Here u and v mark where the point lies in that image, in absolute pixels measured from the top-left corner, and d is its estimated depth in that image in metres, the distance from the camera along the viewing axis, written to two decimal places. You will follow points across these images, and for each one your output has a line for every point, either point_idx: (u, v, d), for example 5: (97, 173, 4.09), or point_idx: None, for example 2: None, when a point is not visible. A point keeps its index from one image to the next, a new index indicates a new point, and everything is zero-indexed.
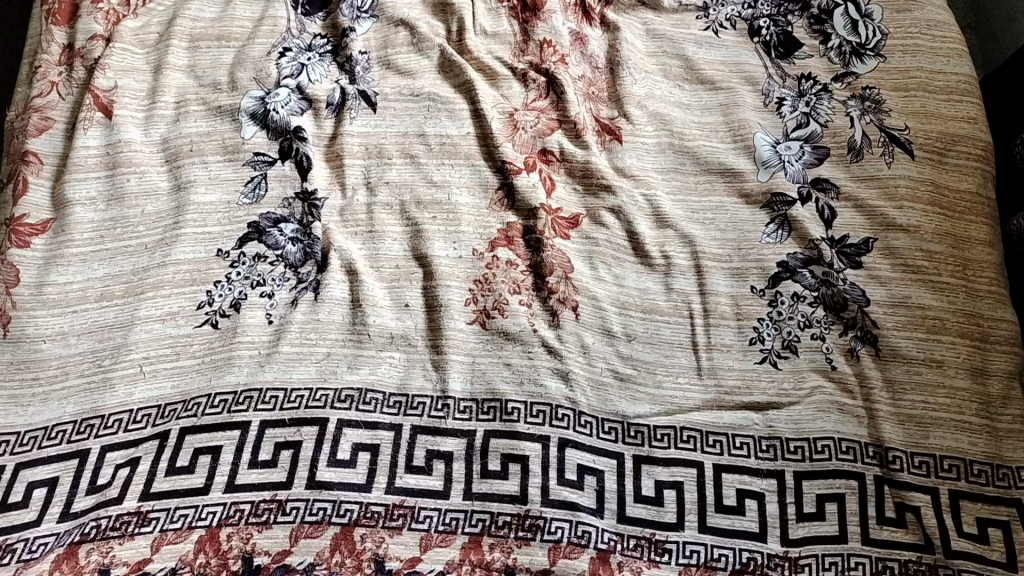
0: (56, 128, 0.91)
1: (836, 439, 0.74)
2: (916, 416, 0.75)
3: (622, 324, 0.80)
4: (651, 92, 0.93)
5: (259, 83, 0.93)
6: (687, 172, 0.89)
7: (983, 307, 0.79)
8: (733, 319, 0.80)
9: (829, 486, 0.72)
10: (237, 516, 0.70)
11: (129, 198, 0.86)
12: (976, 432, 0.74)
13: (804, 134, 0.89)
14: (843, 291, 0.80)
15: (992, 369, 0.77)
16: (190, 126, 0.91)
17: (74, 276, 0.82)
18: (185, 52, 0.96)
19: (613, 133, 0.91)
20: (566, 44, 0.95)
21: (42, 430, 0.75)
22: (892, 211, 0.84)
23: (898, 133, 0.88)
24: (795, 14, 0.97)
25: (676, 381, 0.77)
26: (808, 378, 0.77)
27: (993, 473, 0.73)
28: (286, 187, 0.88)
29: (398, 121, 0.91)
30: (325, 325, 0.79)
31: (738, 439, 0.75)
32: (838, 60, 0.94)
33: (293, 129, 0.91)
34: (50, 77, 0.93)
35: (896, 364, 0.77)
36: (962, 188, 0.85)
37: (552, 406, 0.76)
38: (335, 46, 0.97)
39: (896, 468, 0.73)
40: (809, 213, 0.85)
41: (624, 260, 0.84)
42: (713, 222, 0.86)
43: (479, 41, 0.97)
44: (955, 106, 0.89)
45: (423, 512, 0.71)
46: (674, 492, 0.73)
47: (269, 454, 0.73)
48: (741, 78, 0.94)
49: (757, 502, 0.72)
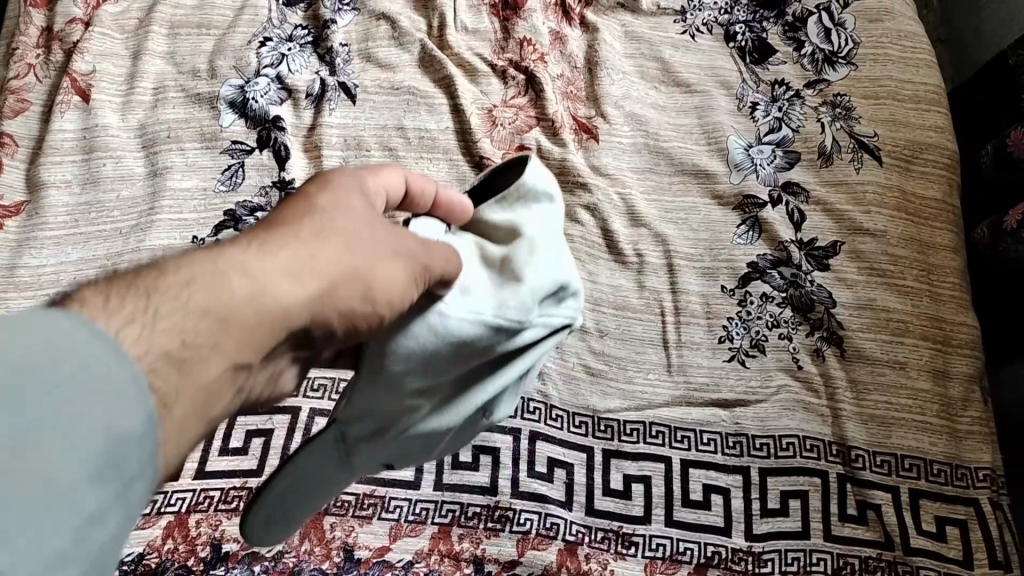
0: (32, 111, 0.90)
1: (801, 437, 0.76)
2: (879, 416, 0.77)
3: (595, 320, 0.81)
4: (628, 93, 0.94)
5: (239, 72, 0.93)
6: (661, 172, 0.90)
7: (946, 311, 0.81)
8: (703, 317, 0.82)
9: (793, 482, 0.74)
10: (206, 503, 0.70)
11: (105, 182, 0.86)
12: (937, 433, 0.76)
13: (776, 139, 0.91)
14: (811, 293, 0.82)
15: (954, 372, 0.79)
16: (168, 113, 0.90)
17: (47, 259, 0.82)
18: (165, 39, 0.96)
19: (590, 132, 0.92)
20: (546, 44, 0.97)
21: None
22: (861, 216, 0.86)
23: (867, 140, 0.90)
24: (770, 21, 0.99)
25: (647, 377, 0.79)
26: (774, 378, 0.78)
27: (952, 472, 0.75)
28: (263, 176, 0.87)
29: (378, 114, 0.92)
30: None
31: (705, 435, 0.76)
32: (811, 67, 0.96)
33: (271, 118, 0.91)
34: (28, 59, 0.93)
35: (861, 365, 0.79)
36: (929, 195, 0.87)
37: (524, 399, 0.77)
38: (316, 37, 0.97)
39: (858, 467, 0.75)
40: (780, 216, 0.86)
41: (598, 257, 0.85)
42: (686, 222, 0.87)
43: (460, 38, 0.97)
44: (924, 116, 0.91)
45: (393, 502, 0.71)
46: (642, 486, 0.74)
47: (240, 442, 0.74)
48: (717, 82, 0.95)
49: (722, 497, 0.74)
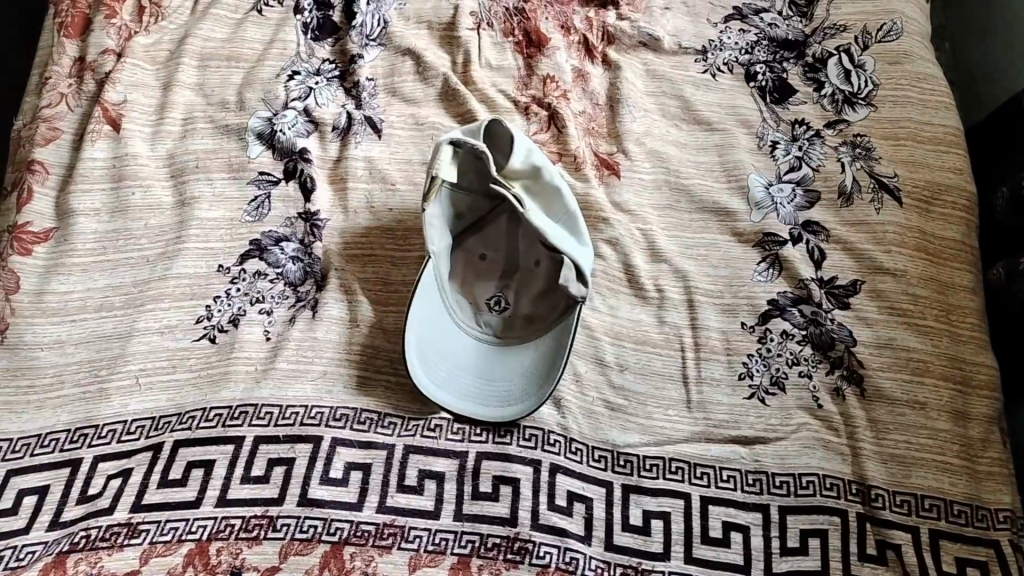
0: (63, 139, 0.92)
1: (821, 475, 0.76)
2: (899, 455, 0.76)
3: (615, 354, 0.82)
4: (649, 130, 0.96)
5: (267, 104, 0.95)
6: (682, 209, 0.91)
7: (965, 351, 0.81)
8: (723, 354, 0.82)
9: (812, 521, 0.74)
10: (227, 531, 0.70)
11: (134, 211, 0.87)
12: (957, 473, 0.76)
13: (797, 177, 0.92)
14: (831, 331, 0.83)
15: (973, 413, 0.79)
16: (196, 143, 0.92)
17: (75, 285, 0.83)
18: (195, 71, 0.97)
19: (611, 168, 0.93)
20: (569, 81, 0.98)
21: (35, 438, 0.75)
22: (880, 255, 0.86)
23: (886, 180, 0.91)
24: (790, 62, 1.00)
25: (666, 413, 0.79)
26: (794, 416, 0.79)
27: (972, 514, 0.74)
28: (289, 208, 0.89)
29: (403, 148, 0.93)
30: (322, 344, 0.80)
31: (725, 472, 0.76)
32: (831, 107, 0.97)
33: (298, 150, 0.92)
34: (60, 88, 0.95)
35: (881, 404, 0.79)
36: (947, 236, 0.87)
37: (544, 431, 0.77)
38: (343, 72, 0.99)
39: (878, 506, 0.74)
40: (800, 253, 0.87)
41: (619, 292, 0.86)
42: (706, 258, 0.88)
43: (484, 74, 0.99)
44: (942, 157, 0.92)
45: (413, 532, 0.71)
46: (661, 522, 0.74)
47: (261, 470, 0.74)
48: (737, 121, 0.96)
49: (742, 535, 0.73)
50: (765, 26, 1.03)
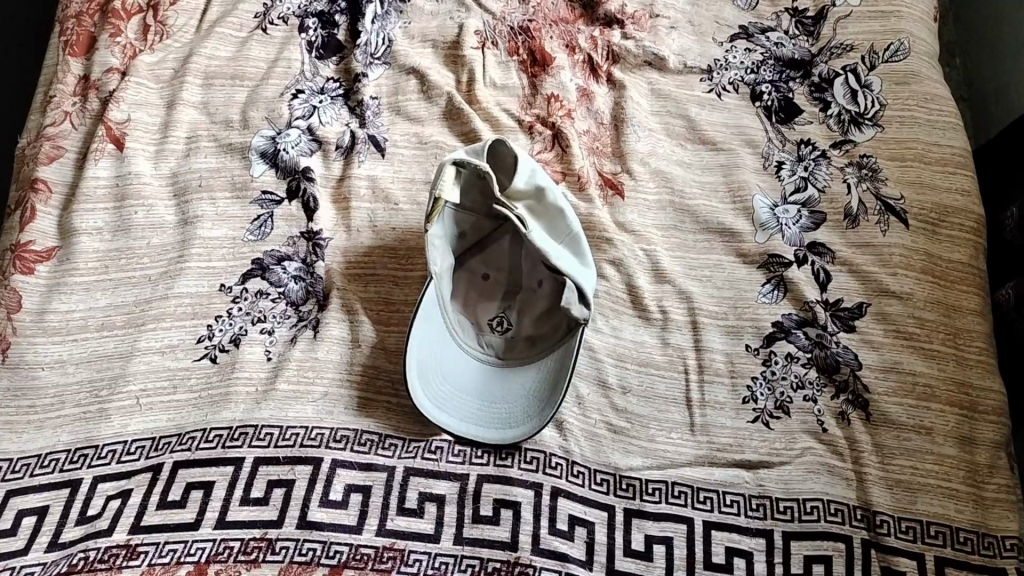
0: (67, 157, 0.92)
1: (826, 500, 0.75)
2: (905, 481, 0.75)
3: (618, 376, 0.82)
4: (654, 150, 0.95)
5: (271, 123, 0.95)
6: (686, 230, 0.90)
7: (972, 375, 0.80)
8: (727, 377, 0.81)
9: (816, 547, 0.73)
10: (225, 553, 0.70)
11: (136, 230, 0.87)
12: (963, 500, 0.74)
13: (802, 198, 0.91)
14: (836, 354, 0.82)
15: (980, 439, 0.78)
16: (200, 162, 0.92)
17: (76, 305, 0.83)
18: (199, 89, 0.97)
19: (615, 188, 0.93)
20: (573, 100, 0.98)
21: (35, 458, 0.75)
22: (887, 278, 0.85)
23: (893, 202, 0.90)
24: (795, 82, 1.00)
25: (669, 436, 0.78)
26: (798, 440, 0.78)
27: (978, 541, 0.73)
28: (292, 227, 0.88)
29: (406, 168, 0.93)
30: (323, 364, 0.80)
31: (728, 496, 0.75)
32: (837, 127, 0.96)
33: (301, 169, 0.92)
34: (64, 107, 0.95)
35: (886, 429, 0.78)
36: (955, 258, 0.86)
37: (546, 453, 0.77)
38: (347, 90, 0.99)
39: (884, 532, 0.73)
40: (805, 275, 0.86)
41: (622, 313, 0.85)
42: (710, 279, 0.87)
43: (488, 92, 0.99)
44: (949, 179, 0.91)
45: (413, 555, 0.71)
46: (664, 547, 0.73)
47: (261, 492, 0.73)
48: (742, 141, 0.96)
49: (745, 561, 0.72)
50: (771, 46, 1.02)
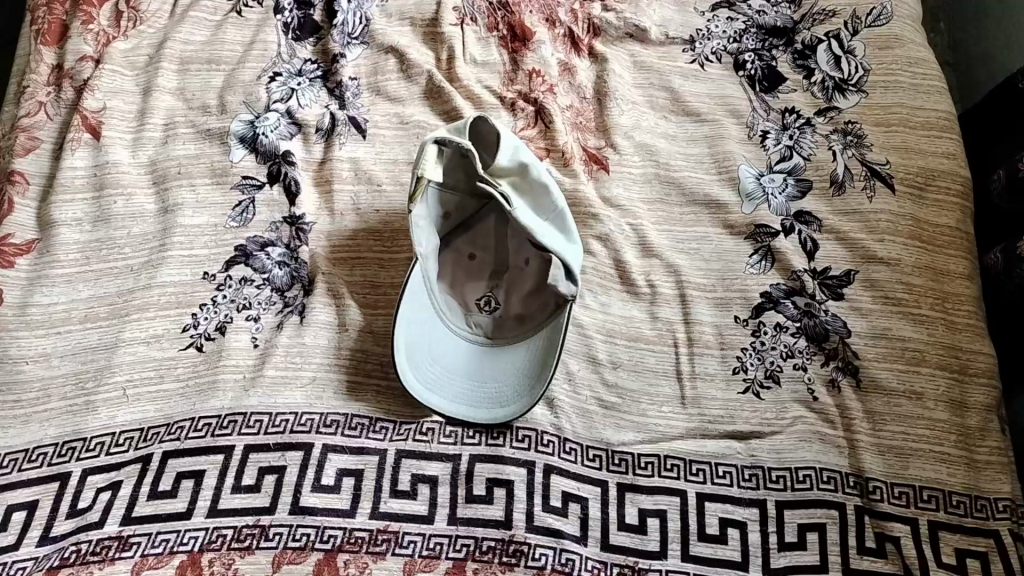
0: (43, 148, 0.91)
1: (818, 468, 0.75)
2: (896, 446, 0.75)
3: (608, 352, 0.81)
4: (638, 122, 0.94)
5: (249, 107, 0.94)
6: (672, 203, 0.90)
7: (961, 339, 0.80)
8: (717, 348, 0.81)
9: (809, 515, 0.73)
10: (219, 541, 0.70)
11: (116, 220, 0.86)
12: (955, 464, 0.75)
13: (787, 167, 0.91)
14: (826, 323, 0.81)
15: (971, 402, 0.78)
16: (178, 149, 0.91)
17: (59, 297, 0.82)
18: (175, 75, 0.96)
19: (600, 162, 0.92)
20: (555, 75, 0.97)
21: (22, 453, 0.74)
22: (874, 244, 0.85)
23: (879, 168, 0.89)
24: (779, 49, 0.99)
25: (661, 410, 0.78)
26: (790, 409, 0.78)
27: (971, 504, 0.73)
28: (274, 212, 0.88)
29: (388, 149, 0.92)
30: (311, 349, 0.79)
31: (721, 468, 0.75)
32: (822, 94, 0.96)
33: (281, 153, 0.91)
34: (38, 97, 0.93)
35: (877, 395, 0.78)
36: (942, 223, 0.86)
37: (537, 431, 0.76)
38: (325, 71, 0.97)
39: (876, 498, 0.73)
40: (793, 244, 0.86)
41: (610, 288, 0.85)
42: (698, 252, 0.87)
43: (469, 70, 0.98)
44: (935, 143, 0.91)
45: (407, 537, 0.71)
46: (658, 520, 0.73)
47: (252, 479, 0.73)
48: (726, 111, 0.95)
49: (739, 531, 0.72)
50: (753, 14, 1.01)
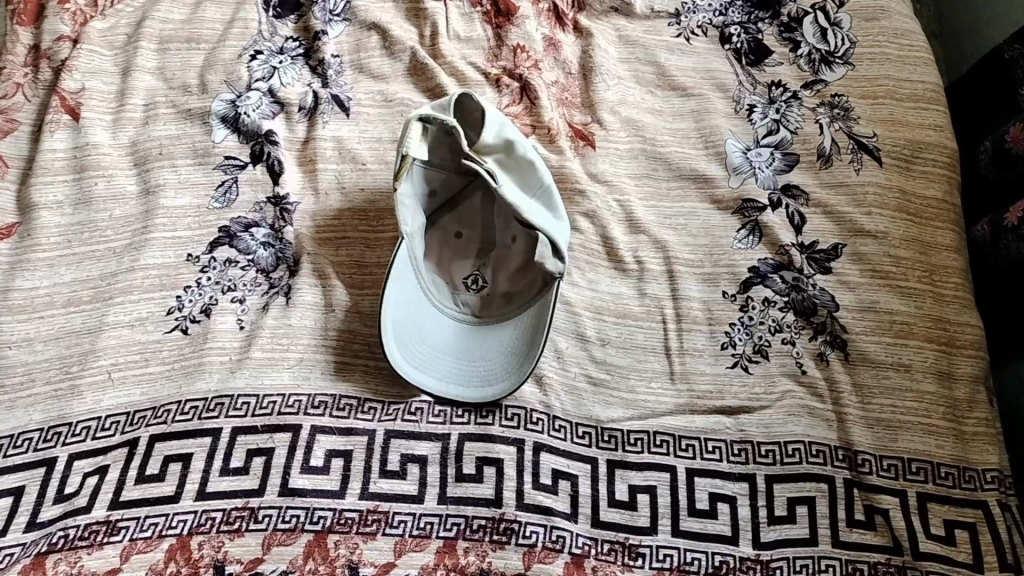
0: (22, 130, 0.90)
1: (807, 442, 0.75)
2: (885, 419, 0.76)
3: (596, 329, 0.81)
4: (624, 98, 0.94)
5: (230, 86, 0.93)
6: (659, 178, 0.89)
7: (949, 311, 0.80)
8: (705, 324, 0.81)
9: (798, 489, 0.73)
10: (208, 524, 0.69)
11: (97, 202, 0.85)
12: (943, 435, 0.75)
13: (774, 141, 0.90)
14: (814, 297, 0.81)
15: (958, 374, 0.78)
16: (160, 129, 0.90)
17: (40, 281, 0.81)
18: (155, 54, 0.95)
19: (587, 139, 0.91)
20: (540, 50, 0.96)
21: (7, 438, 0.73)
22: (861, 217, 0.85)
23: (866, 141, 0.89)
24: (765, 22, 0.98)
25: (649, 386, 0.78)
26: (778, 383, 0.78)
27: (959, 475, 0.73)
28: (258, 192, 0.87)
29: (372, 127, 0.91)
30: (297, 330, 0.79)
31: (710, 443, 0.75)
32: (808, 67, 0.95)
33: (264, 132, 0.90)
34: (16, 78, 0.92)
35: (865, 368, 0.78)
36: (929, 194, 0.86)
37: (527, 410, 0.76)
38: (307, 49, 0.96)
39: (865, 471, 0.73)
40: (780, 219, 0.86)
41: (598, 266, 0.85)
42: (685, 227, 0.86)
43: (453, 46, 0.97)
44: (921, 114, 0.90)
45: (397, 517, 0.70)
46: (647, 496, 0.73)
47: (240, 461, 0.72)
48: (713, 85, 0.94)
49: (729, 506, 0.72)
50: None
